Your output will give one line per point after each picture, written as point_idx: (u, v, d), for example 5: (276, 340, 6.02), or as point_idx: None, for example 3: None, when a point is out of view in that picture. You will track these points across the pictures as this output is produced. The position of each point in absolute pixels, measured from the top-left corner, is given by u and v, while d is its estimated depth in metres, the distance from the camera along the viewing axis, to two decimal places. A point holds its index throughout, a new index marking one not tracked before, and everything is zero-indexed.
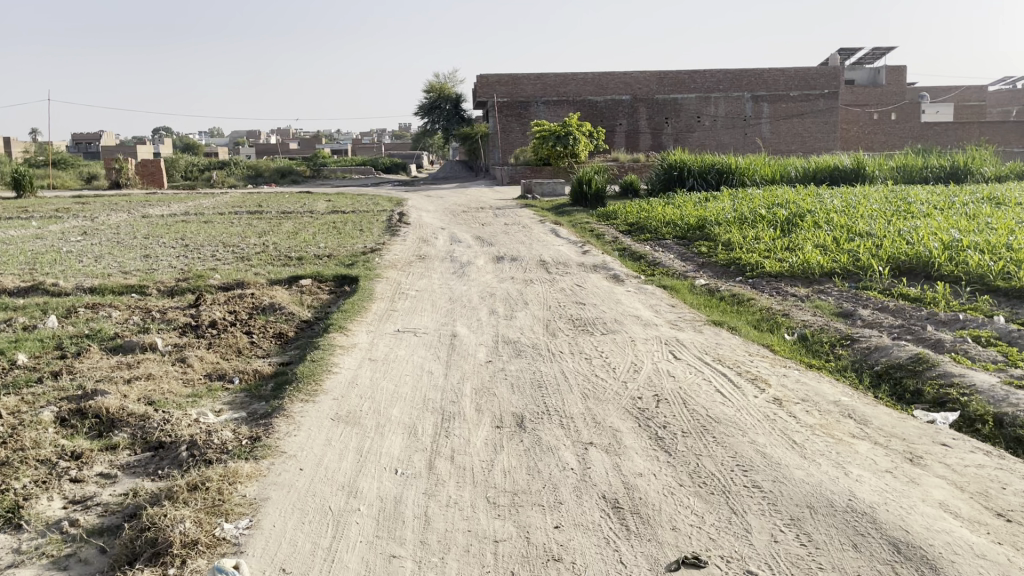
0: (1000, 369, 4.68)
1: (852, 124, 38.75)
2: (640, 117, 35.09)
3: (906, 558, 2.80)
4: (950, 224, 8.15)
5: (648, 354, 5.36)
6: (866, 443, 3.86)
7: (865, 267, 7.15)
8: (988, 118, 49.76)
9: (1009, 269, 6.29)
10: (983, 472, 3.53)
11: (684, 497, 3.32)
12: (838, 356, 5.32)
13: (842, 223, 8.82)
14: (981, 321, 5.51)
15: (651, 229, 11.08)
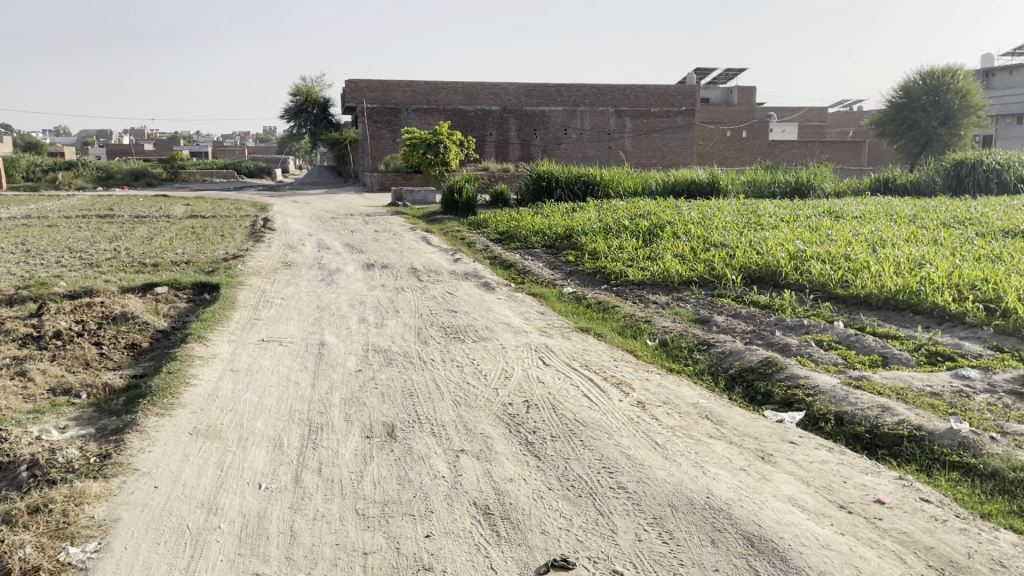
0: (840, 371, 5.05)
1: (706, 141, 40.64)
2: (509, 127, 35.58)
3: (759, 551, 2.96)
4: (795, 236, 8.71)
5: (518, 360, 5.43)
6: (721, 443, 4.06)
7: (720, 275, 7.52)
8: (827, 137, 53.55)
9: (847, 278, 6.80)
10: (827, 467, 3.79)
11: (553, 501, 3.38)
12: (697, 360, 5.58)
13: (699, 234, 9.26)
14: (823, 326, 5.92)
15: (521, 237, 11.24)
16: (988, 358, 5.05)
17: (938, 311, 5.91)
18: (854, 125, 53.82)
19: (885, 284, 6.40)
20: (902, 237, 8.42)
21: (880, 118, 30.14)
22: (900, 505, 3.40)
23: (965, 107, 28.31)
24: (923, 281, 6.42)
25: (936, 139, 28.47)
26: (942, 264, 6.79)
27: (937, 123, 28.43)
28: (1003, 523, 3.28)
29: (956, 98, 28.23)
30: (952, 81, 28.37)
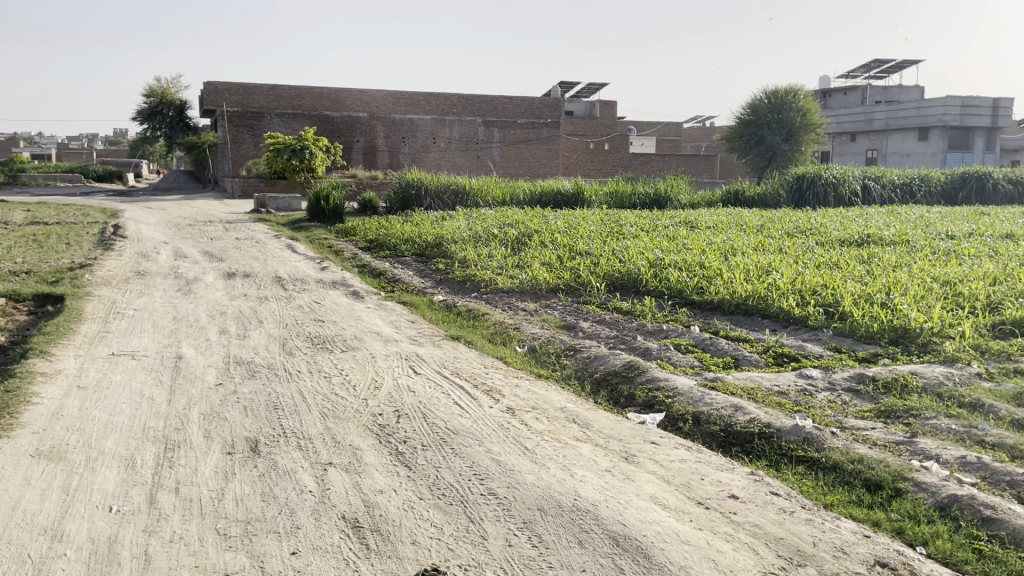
0: (697, 373, 5.31)
1: (571, 152, 41.73)
2: (377, 135, 35.35)
3: (624, 550, 3.06)
4: (654, 244, 9.09)
5: (388, 370, 5.37)
6: (588, 445, 4.17)
7: (585, 282, 7.74)
8: (684, 151, 56.16)
9: (702, 284, 7.16)
10: (686, 465, 3.97)
11: (424, 510, 3.36)
12: (564, 365, 5.71)
13: (565, 242, 9.49)
14: (681, 331, 6.20)
15: (390, 246, 11.14)
16: (828, 359, 5.44)
17: (784, 315, 6.32)
18: (707, 140, 56.68)
19: (737, 290, 6.78)
20: (751, 246, 8.94)
21: (731, 133, 31.87)
22: (751, 499, 3.60)
23: (806, 125, 30.40)
24: (770, 286, 6.84)
25: (780, 154, 30.42)
26: (787, 271, 7.26)
27: (780, 139, 30.40)
28: (844, 513, 3.55)
29: (798, 116, 30.25)
30: (794, 100, 30.39)
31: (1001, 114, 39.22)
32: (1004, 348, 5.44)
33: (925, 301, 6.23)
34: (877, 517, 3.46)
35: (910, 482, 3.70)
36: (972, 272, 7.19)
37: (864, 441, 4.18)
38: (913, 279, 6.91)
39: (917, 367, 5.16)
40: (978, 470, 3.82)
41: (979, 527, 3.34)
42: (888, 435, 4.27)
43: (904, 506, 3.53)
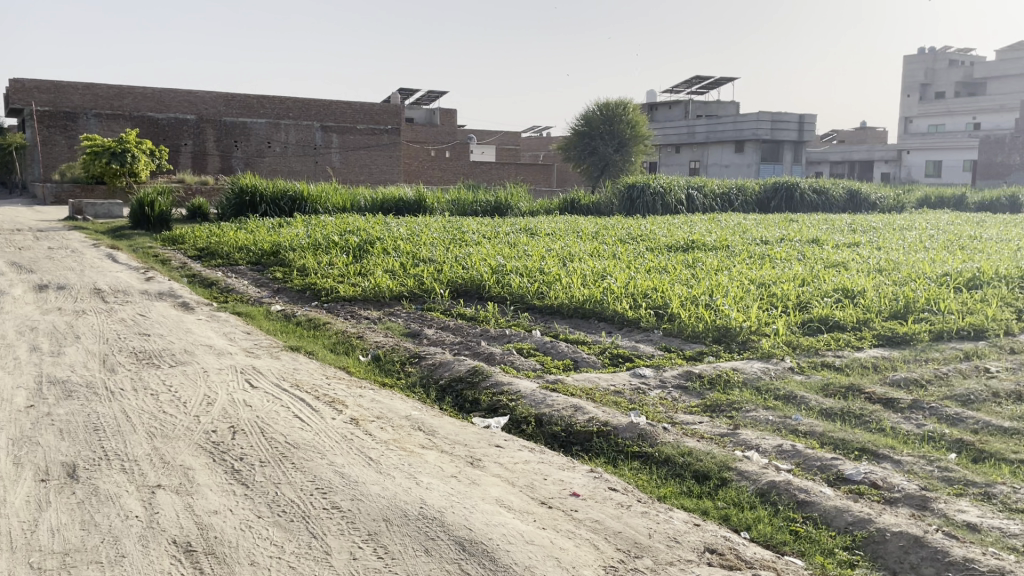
0: (539, 375, 5.44)
1: (412, 159, 41.61)
2: (207, 138, 33.66)
3: (470, 555, 3.08)
4: (496, 251, 9.23)
5: (222, 384, 5.13)
6: (433, 452, 4.17)
7: (428, 289, 7.74)
8: (523, 160, 57.43)
9: (543, 290, 7.34)
10: (529, 466, 4.06)
11: (263, 529, 3.24)
12: (408, 373, 5.67)
13: (408, 249, 9.46)
14: (523, 335, 6.34)
15: (223, 253, 10.65)
16: (659, 358, 5.73)
17: (618, 318, 6.60)
18: (544, 149, 58.25)
19: (574, 295, 7.01)
20: (587, 252, 9.27)
21: (566, 143, 32.91)
22: (591, 495, 3.73)
23: (636, 136, 31.90)
24: (605, 291, 7.12)
25: (612, 164, 31.82)
26: (620, 276, 7.58)
27: (612, 150, 31.75)
28: (676, 504, 3.75)
29: (627, 128, 31.70)
30: (624, 113, 31.82)
31: (806, 129, 42.85)
32: (812, 344, 5.95)
33: (744, 302, 6.70)
34: (706, 506, 3.69)
35: (734, 471, 3.96)
36: (784, 274, 7.81)
37: (693, 435, 4.44)
38: (733, 281, 7.41)
39: (738, 364, 5.54)
40: (794, 456, 4.15)
41: (795, 510, 3.63)
42: (714, 428, 4.56)
43: (730, 494, 3.78)
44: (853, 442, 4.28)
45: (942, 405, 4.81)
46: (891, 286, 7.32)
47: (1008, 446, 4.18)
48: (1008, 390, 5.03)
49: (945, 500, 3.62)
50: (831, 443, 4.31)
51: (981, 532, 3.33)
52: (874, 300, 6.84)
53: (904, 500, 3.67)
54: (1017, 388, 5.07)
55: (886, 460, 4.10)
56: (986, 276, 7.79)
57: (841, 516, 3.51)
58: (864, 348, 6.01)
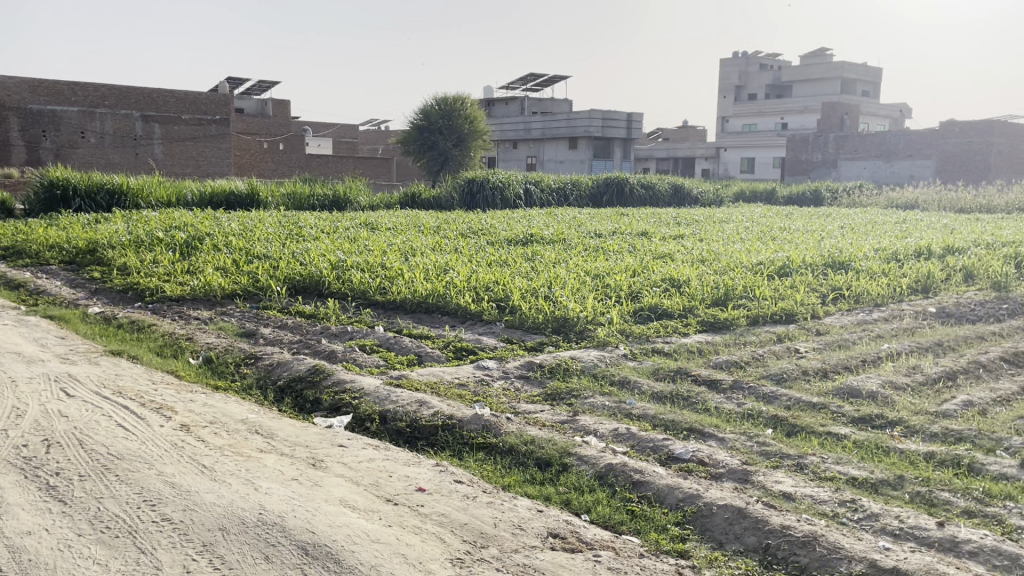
0: (382, 372, 5.38)
1: (243, 152, 39.91)
2: (9, 127, 30.79)
3: (313, 558, 3.01)
4: (335, 246, 9.04)
5: (33, 395, 4.71)
6: (272, 456, 4.03)
7: (264, 287, 7.45)
8: (361, 153, 56.46)
9: (385, 285, 7.26)
10: (374, 464, 4.01)
11: (84, 548, 3.01)
12: (244, 374, 5.45)
13: (241, 246, 9.06)
14: (365, 331, 6.24)
15: (31, 252, 9.76)
16: (502, 350, 5.82)
17: (461, 312, 6.64)
18: (383, 143, 57.55)
19: (417, 289, 6.98)
20: (429, 247, 9.25)
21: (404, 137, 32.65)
22: (437, 489, 3.74)
23: (474, 131, 32.17)
24: (448, 285, 7.13)
25: (451, 159, 31.92)
26: (462, 270, 7.62)
27: (451, 144, 31.84)
28: (520, 492, 3.83)
29: (466, 123, 31.89)
30: (462, 108, 32.03)
31: (634, 127, 44.89)
32: (644, 331, 6.25)
33: (581, 293, 6.92)
34: (548, 492, 3.80)
35: (574, 456, 4.10)
36: (617, 266, 8.14)
37: (535, 424, 4.55)
38: (570, 273, 7.64)
39: (576, 353, 5.74)
40: (629, 439, 4.35)
41: (631, 490, 3.80)
42: (554, 416, 4.70)
43: (571, 478, 3.91)
44: (682, 422, 4.54)
45: (759, 384, 5.20)
46: (713, 276, 7.81)
47: (816, 419, 4.59)
48: (814, 367, 5.51)
49: (764, 472, 3.92)
50: (663, 424, 4.56)
51: (795, 501, 3.63)
52: (698, 288, 7.28)
53: (728, 474, 3.93)
54: (822, 366, 5.56)
55: (712, 438, 4.37)
56: (794, 264, 8.48)
57: (673, 494, 3.72)
58: (690, 333, 6.38)
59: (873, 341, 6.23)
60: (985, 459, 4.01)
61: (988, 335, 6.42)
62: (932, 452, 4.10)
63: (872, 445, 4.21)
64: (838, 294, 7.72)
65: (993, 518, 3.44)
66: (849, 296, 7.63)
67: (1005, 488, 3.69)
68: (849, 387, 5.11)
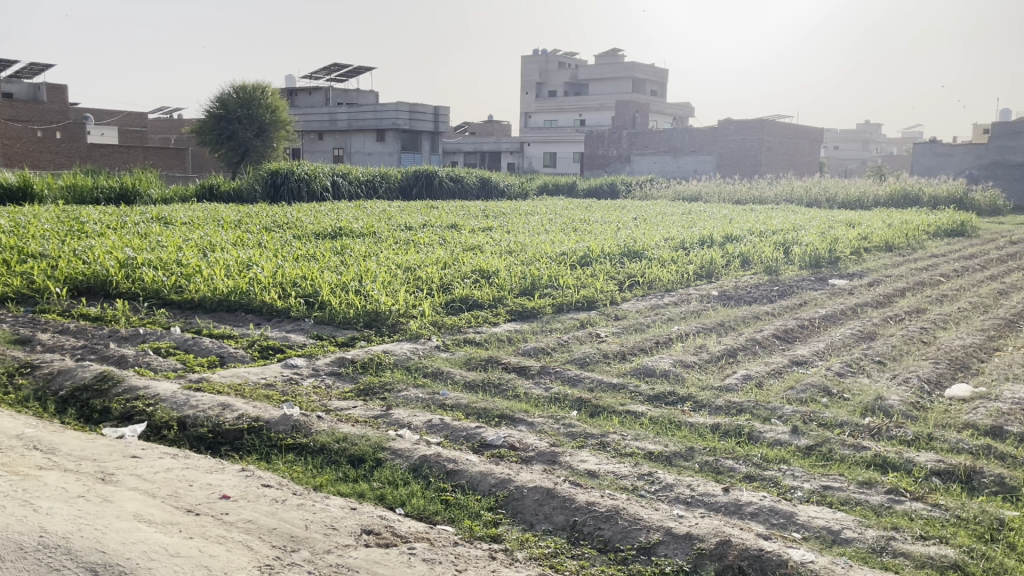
0: (180, 376, 5.07)
1: (13, 140, 36.02)
2: None
3: None
4: (123, 242, 8.39)
5: None
6: (54, 472, 3.68)
7: (41, 288, 6.77)
8: (152, 142, 52.71)
9: (182, 283, 6.84)
10: (172, 474, 3.77)
11: None
12: (19, 386, 4.93)
13: (11, 244, 8.18)
14: (160, 333, 5.85)
15: None
16: (310, 347, 5.67)
17: (266, 309, 6.39)
18: (177, 133, 54.00)
19: (218, 286, 6.63)
20: (230, 242, 8.81)
21: (199, 126, 30.84)
22: (243, 495, 3.59)
23: (275, 121, 31.03)
24: (251, 281, 6.83)
25: (252, 150, 30.59)
26: (267, 265, 7.32)
27: (251, 134, 30.47)
28: (332, 491, 3.76)
29: (266, 113, 30.65)
30: (262, 97, 30.76)
31: (440, 121, 45.11)
32: (455, 322, 6.32)
33: (391, 287, 6.87)
34: (362, 489, 3.75)
35: (387, 451, 4.08)
36: (427, 258, 8.16)
37: (347, 420, 4.47)
38: (381, 266, 7.57)
39: (387, 347, 5.70)
40: (442, 430, 4.39)
41: (445, 480, 3.84)
42: (366, 411, 4.64)
43: (385, 473, 3.88)
44: (494, 410, 4.64)
45: (564, 368, 5.42)
46: (520, 266, 8.03)
47: (616, 399, 4.85)
48: (614, 350, 5.82)
49: (570, 453, 4.09)
50: (474, 413, 4.63)
51: (599, 478, 3.82)
52: (507, 279, 7.46)
53: (537, 457, 4.07)
54: (621, 349, 5.88)
55: (521, 423, 4.50)
56: (594, 253, 8.91)
57: (485, 480, 3.79)
58: (499, 323, 6.53)
59: (665, 324, 6.68)
60: (762, 427, 4.42)
61: (762, 314, 7.08)
62: (717, 424, 4.46)
63: (666, 421, 4.51)
64: (634, 281, 8.19)
65: (770, 481, 3.80)
66: (644, 283, 8.13)
67: (779, 452, 4.09)
68: (644, 367, 5.45)
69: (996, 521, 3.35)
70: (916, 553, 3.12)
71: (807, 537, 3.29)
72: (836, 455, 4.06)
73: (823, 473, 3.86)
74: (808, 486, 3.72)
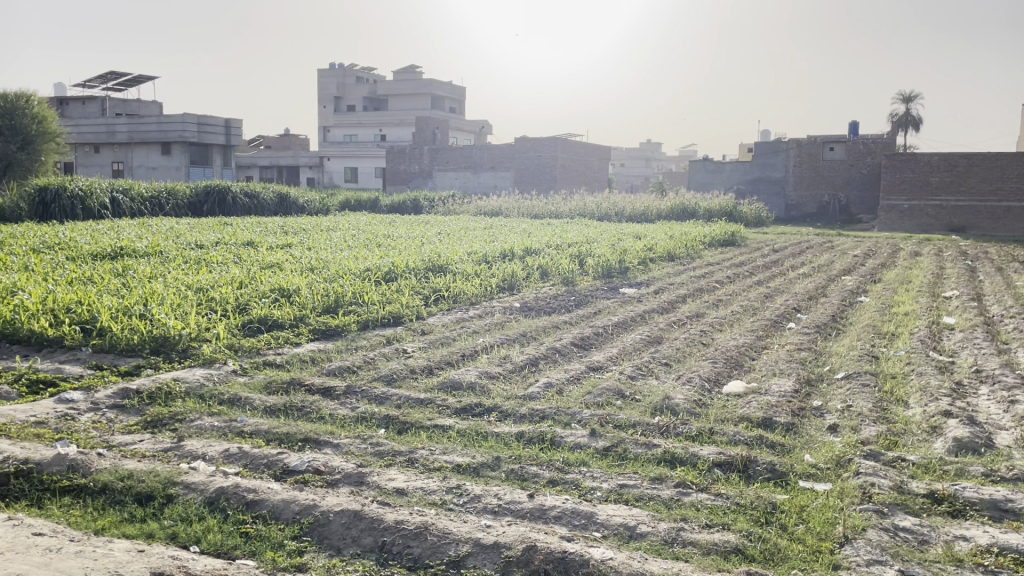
0: None
1: None
2: None
3: None
4: None
5: None
6: None
7: None
8: None
9: None
10: None
11: None
12: None
13: None
14: None
15: None
16: (88, 378, 5.19)
17: (35, 339, 5.80)
18: None
19: None
20: None
21: None
22: (10, 547, 3.20)
23: (42, 133, 28.34)
24: (16, 308, 6.15)
25: (16, 164, 27.50)
26: (35, 290, 6.62)
27: (15, 147, 27.50)
28: (117, 534, 3.45)
29: (31, 123, 27.96)
30: (26, 106, 28.10)
31: (233, 133, 43.11)
32: (253, 344, 6.06)
33: (182, 309, 6.44)
34: (152, 529, 3.48)
35: (180, 486, 3.82)
36: (221, 278, 7.76)
37: (133, 456, 4.14)
38: (169, 288, 7.10)
39: (178, 374, 5.35)
40: (241, 458, 4.17)
41: (245, 511, 3.65)
42: (155, 444, 4.32)
43: (177, 510, 3.63)
44: (297, 434, 4.48)
45: (370, 387, 5.33)
46: (322, 283, 7.83)
47: (423, 414, 4.84)
48: (421, 365, 5.82)
49: (378, 472, 4.03)
50: (276, 438, 4.44)
51: (408, 495, 3.79)
52: (308, 297, 7.25)
53: (344, 479, 3.96)
54: (427, 363, 5.89)
55: (327, 445, 4.38)
56: (398, 269, 8.86)
57: (289, 508, 3.64)
58: (301, 343, 6.34)
59: (469, 337, 6.76)
60: (563, 432, 4.58)
61: (561, 324, 7.36)
62: (521, 432, 4.57)
63: (472, 432, 4.56)
64: (439, 295, 8.24)
65: (571, 483, 3.94)
66: (448, 297, 8.20)
67: (579, 455, 4.26)
68: (451, 380, 5.49)
69: (769, 504, 3.68)
70: (702, 541, 3.36)
71: (607, 535, 3.44)
72: (630, 454, 4.29)
73: (619, 472, 4.06)
74: (606, 486, 3.91)
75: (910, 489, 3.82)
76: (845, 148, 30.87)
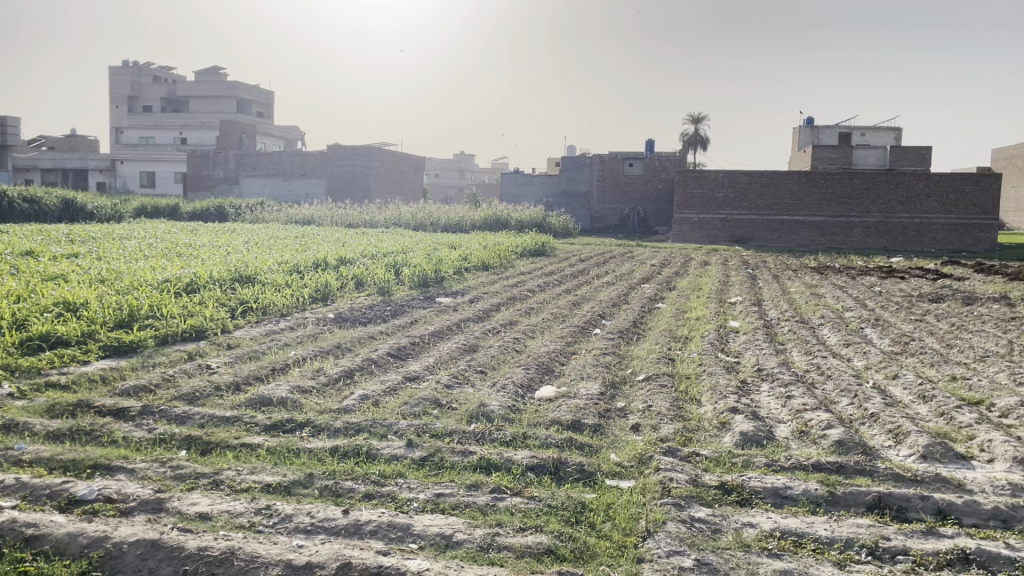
0: None
1: None
2: None
3: None
4: None
5: None
6: None
7: None
8: None
9: None
10: None
11: None
12: None
13: None
14: None
15: None
16: None
17: None
18: None
19: None
20: None
21: None
22: None
23: None
24: None
25: None
26: None
27: None
28: None
29: None
30: None
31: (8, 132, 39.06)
32: (32, 364, 5.51)
33: None
34: None
35: None
36: None
37: None
38: None
39: None
40: (19, 490, 3.77)
41: (22, 549, 3.30)
42: None
43: None
44: (85, 460, 4.11)
45: (170, 406, 5.00)
46: (114, 296, 7.27)
47: (229, 433, 4.60)
48: (226, 382, 5.53)
49: (179, 497, 3.79)
50: (61, 466, 4.06)
51: (211, 519, 3.59)
52: (98, 311, 6.69)
53: (140, 507, 3.68)
54: (233, 379, 5.62)
55: (120, 471, 4.06)
56: (201, 279, 8.40)
57: (75, 541, 3.34)
58: (90, 361, 5.85)
59: (280, 350, 6.53)
60: (379, 444, 4.53)
61: (377, 334, 7.28)
62: (336, 446, 4.46)
63: (283, 449, 4.40)
64: (246, 307, 7.91)
65: (387, 496, 3.90)
66: (256, 309, 7.88)
67: (396, 467, 4.23)
68: (259, 396, 5.25)
69: (579, 504, 3.82)
70: (516, 544, 3.43)
71: (423, 546, 3.42)
72: (447, 462, 4.31)
73: (436, 482, 4.07)
74: (422, 496, 3.89)
75: (704, 482, 4.11)
76: (643, 165, 32.78)
